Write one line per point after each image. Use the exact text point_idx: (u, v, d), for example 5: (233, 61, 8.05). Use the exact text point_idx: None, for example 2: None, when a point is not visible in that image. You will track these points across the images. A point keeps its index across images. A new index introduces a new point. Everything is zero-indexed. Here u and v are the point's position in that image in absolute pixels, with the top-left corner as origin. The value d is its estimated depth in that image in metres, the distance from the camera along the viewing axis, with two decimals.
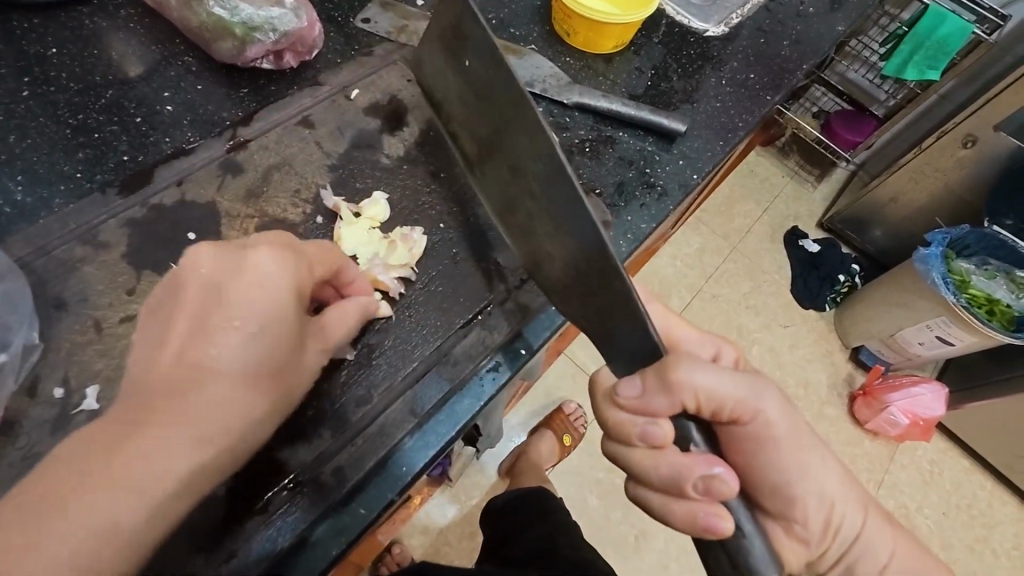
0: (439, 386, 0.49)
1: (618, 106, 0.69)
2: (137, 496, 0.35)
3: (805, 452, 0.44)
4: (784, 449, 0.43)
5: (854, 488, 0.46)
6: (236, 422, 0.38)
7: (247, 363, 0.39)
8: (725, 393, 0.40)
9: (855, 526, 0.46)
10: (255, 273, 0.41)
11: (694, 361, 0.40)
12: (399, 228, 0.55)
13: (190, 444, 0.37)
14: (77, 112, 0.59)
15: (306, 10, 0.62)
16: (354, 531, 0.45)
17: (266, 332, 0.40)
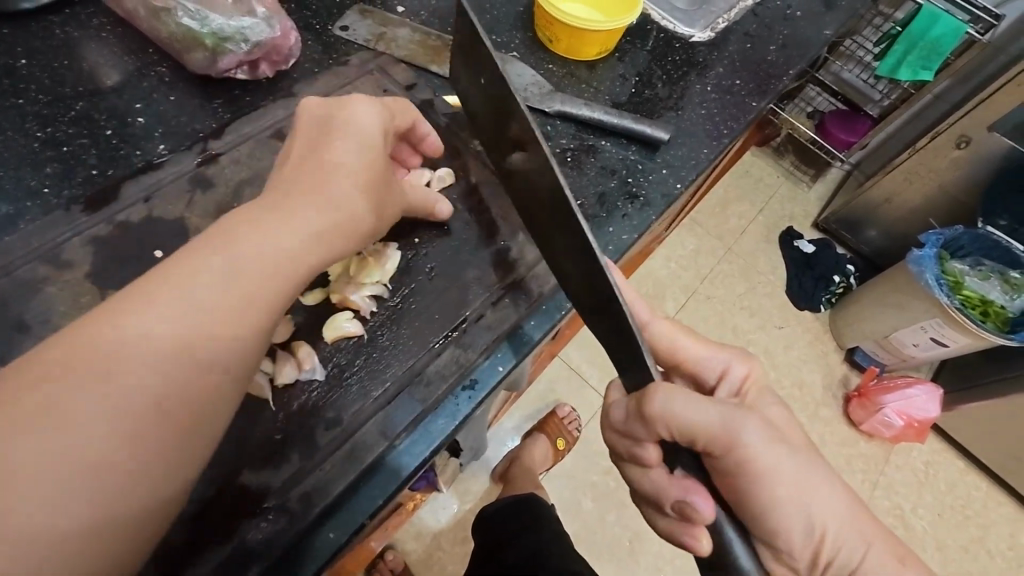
0: (411, 407, 0.48)
1: (600, 115, 0.68)
2: (181, 332, 0.36)
3: (792, 478, 0.43)
4: (767, 478, 0.43)
5: (849, 516, 0.44)
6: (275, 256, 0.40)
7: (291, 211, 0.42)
8: (701, 424, 0.42)
9: (854, 555, 0.44)
10: (356, 112, 0.47)
11: (670, 391, 0.43)
12: (371, 245, 0.54)
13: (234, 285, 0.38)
14: (47, 125, 0.58)
15: (280, 19, 0.60)
16: (322, 557, 0.45)
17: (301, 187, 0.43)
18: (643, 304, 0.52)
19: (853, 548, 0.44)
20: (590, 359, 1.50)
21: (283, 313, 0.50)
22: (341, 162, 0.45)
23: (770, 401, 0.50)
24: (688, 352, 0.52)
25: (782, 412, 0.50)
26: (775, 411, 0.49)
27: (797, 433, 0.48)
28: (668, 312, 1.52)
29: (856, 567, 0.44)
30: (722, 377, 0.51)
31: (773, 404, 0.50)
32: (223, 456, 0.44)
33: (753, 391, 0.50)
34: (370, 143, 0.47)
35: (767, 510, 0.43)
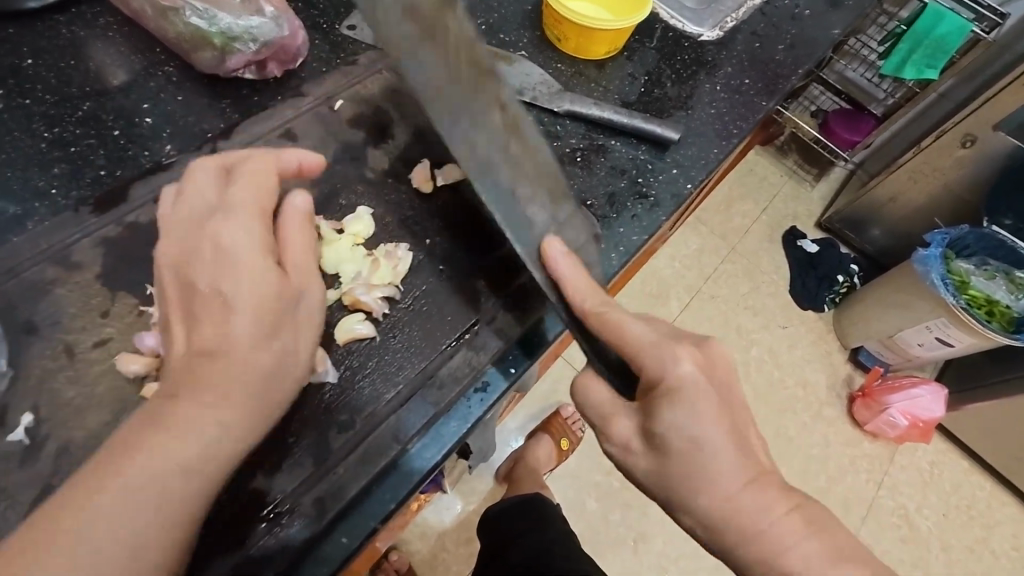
0: (424, 411, 0.48)
1: (610, 114, 0.68)
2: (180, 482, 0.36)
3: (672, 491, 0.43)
4: (653, 480, 0.44)
5: (754, 535, 0.41)
6: (260, 343, 0.40)
7: (257, 294, 0.41)
8: (589, 411, 0.48)
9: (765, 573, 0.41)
10: (221, 221, 0.42)
11: (584, 380, 0.48)
12: (383, 245, 0.54)
13: (235, 392, 0.38)
14: (54, 125, 0.57)
15: (288, 18, 0.60)
16: (335, 561, 0.44)
17: (257, 264, 0.41)
18: (585, 290, 0.48)
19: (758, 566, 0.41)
20: None
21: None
22: (234, 257, 0.41)
23: (695, 408, 0.42)
24: (628, 342, 0.45)
25: (711, 424, 0.42)
26: (711, 419, 0.42)
27: (716, 448, 0.42)
28: (672, 312, 1.52)
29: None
30: (654, 381, 0.44)
31: (699, 412, 0.42)
32: None
33: (670, 392, 0.43)
34: (256, 233, 0.43)
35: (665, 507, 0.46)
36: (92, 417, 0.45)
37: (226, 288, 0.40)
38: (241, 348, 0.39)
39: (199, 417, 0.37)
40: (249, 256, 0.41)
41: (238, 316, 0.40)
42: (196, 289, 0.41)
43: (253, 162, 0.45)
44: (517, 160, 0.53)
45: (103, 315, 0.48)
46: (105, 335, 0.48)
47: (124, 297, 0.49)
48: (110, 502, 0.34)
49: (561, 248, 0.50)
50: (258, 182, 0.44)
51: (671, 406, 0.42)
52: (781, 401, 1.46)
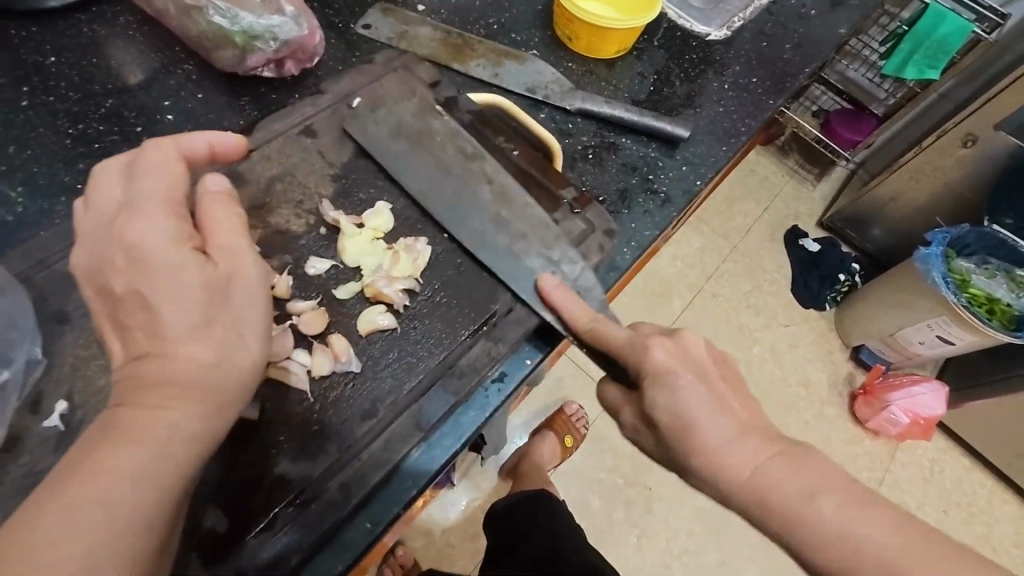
0: (445, 399, 0.49)
1: (621, 112, 0.69)
2: (144, 484, 0.34)
3: (669, 450, 0.46)
4: (658, 452, 0.48)
5: (743, 483, 0.43)
6: (199, 335, 0.38)
7: (183, 286, 0.38)
8: (601, 404, 0.52)
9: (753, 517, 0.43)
10: (126, 222, 0.39)
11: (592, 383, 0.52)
12: (403, 239, 0.55)
13: (181, 387, 0.37)
14: (78, 121, 0.59)
15: (307, 18, 0.61)
16: (359, 547, 0.45)
17: (179, 254, 0.39)
18: (568, 308, 0.51)
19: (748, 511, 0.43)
20: None
21: (318, 305, 0.51)
22: (144, 249, 0.38)
23: (677, 386, 0.45)
24: (607, 343, 0.49)
25: (695, 392, 0.45)
26: (693, 389, 0.45)
27: (701, 415, 0.44)
28: (675, 310, 1.53)
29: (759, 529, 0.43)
30: (638, 372, 0.47)
31: (684, 386, 0.45)
32: (262, 447, 0.45)
33: (653, 381, 0.46)
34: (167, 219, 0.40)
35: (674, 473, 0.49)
36: None
37: (147, 287, 0.38)
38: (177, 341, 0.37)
39: (151, 417, 0.36)
40: (168, 249, 0.39)
41: (166, 310, 0.38)
42: (119, 294, 0.39)
43: (155, 150, 0.42)
44: (505, 220, 0.55)
45: None
46: None
47: None
48: (68, 516, 0.32)
49: (553, 281, 0.52)
50: (170, 175, 0.42)
51: (654, 390, 0.45)
52: (783, 399, 1.48)
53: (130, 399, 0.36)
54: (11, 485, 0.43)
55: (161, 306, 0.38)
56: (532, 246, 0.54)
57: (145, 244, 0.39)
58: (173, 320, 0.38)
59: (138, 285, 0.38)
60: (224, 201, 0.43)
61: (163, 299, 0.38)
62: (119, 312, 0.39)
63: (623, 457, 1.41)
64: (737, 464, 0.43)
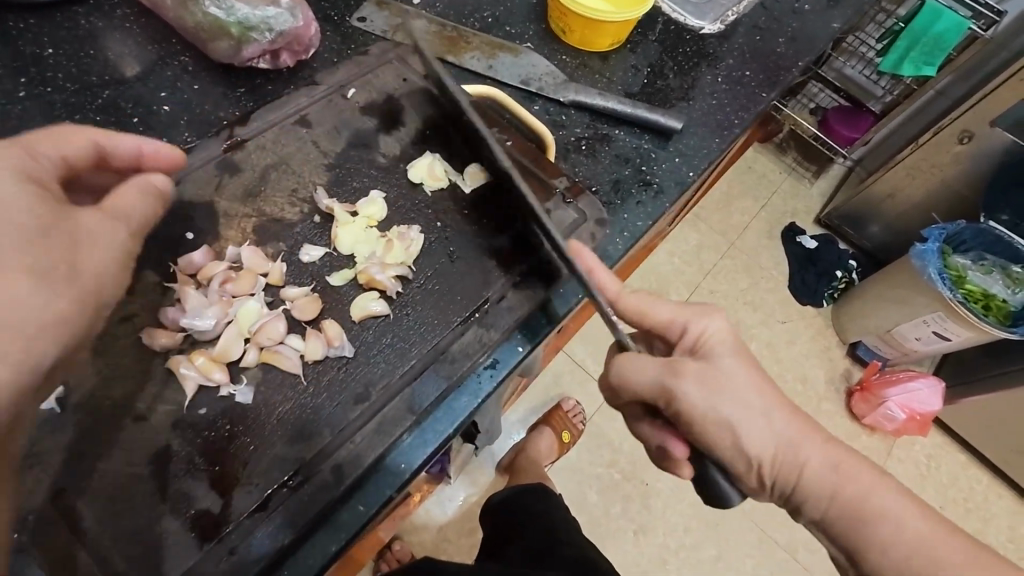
0: (437, 383, 0.49)
1: (614, 104, 0.69)
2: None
3: (733, 414, 0.47)
4: (728, 426, 0.47)
5: (789, 440, 0.48)
6: (12, 292, 0.33)
7: (6, 242, 0.34)
8: (646, 385, 0.49)
9: (794, 473, 0.48)
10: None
11: (626, 360, 0.50)
12: (396, 227, 0.55)
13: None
14: (75, 112, 0.59)
15: (302, 9, 0.61)
16: (353, 528, 0.46)
17: (12, 208, 0.35)
18: (610, 277, 0.52)
19: (794, 466, 0.47)
20: (594, 352, 1.51)
21: (311, 292, 0.52)
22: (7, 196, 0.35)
23: (731, 352, 0.49)
24: (654, 315, 0.52)
25: (741, 359, 0.49)
26: (731, 357, 0.49)
27: (750, 380, 0.49)
28: None
29: (796, 484, 0.48)
30: (697, 336, 0.50)
31: (731, 354, 0.49)
32: (256, 429, 0.46)
33: (712, 345, 0.50)
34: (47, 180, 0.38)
35: (711, 450, 0.48)
36: (117, 388, 0.46)
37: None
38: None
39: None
40: (4, 202, 0.35)
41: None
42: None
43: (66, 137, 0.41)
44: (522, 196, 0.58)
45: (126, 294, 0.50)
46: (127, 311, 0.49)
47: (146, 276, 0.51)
48: None
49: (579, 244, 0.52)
50: (51, 152, 0.40)
51: (721, 347, 0.49)
52: None
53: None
54: None
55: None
56: (546, 239, 0.56)
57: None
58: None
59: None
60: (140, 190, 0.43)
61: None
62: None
63: (621, 452, 1.41)
64: (782, 427, 0.48)
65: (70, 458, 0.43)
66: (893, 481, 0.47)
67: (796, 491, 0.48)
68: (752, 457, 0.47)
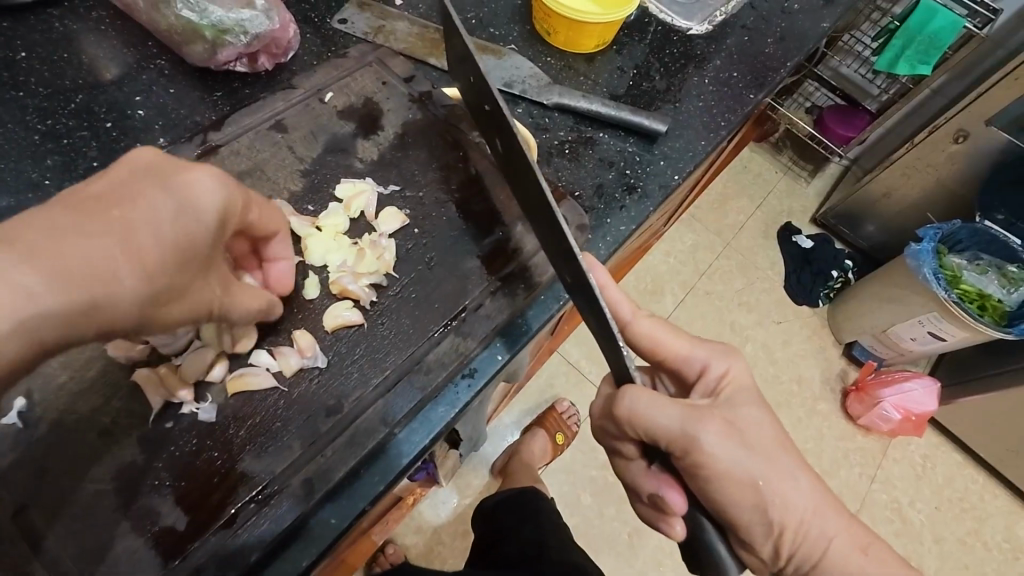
0: (411, 395, 0.48)
1: (599, 107, 0.68)
2: None
3: (759, 476, 0.46)
4: (750, 491, 0.46)
5: (813, 514, 0.47)
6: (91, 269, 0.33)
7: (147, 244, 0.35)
8: (663, 427, 0.47)
9: (816, 548, 0.47)
10: (186, 182, 0.37)
11: (639, 394, 0.48)
12: (368, 235, 0.55)
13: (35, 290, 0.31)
14: (47, 117, 0.58)
15: (278, 11, 0.60)
16: (324, 542, 0.45)
17: (179, 229, 0.36)
18: (628, 301, 0.52)
19: (817, 540, 0.47)
20: (588, 354, 1.50)
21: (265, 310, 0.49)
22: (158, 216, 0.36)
23: (749, 400, 0.50)
24: (669, 346, 0.53)
25: (760, 411, 0.49)
26: (752, 411, 0.49)
27: (774, 438, 0.48)
28: (667, 307, 1.53)
29: (816, 562, 0.48)
30: (720, 377, 0.51)
31: (751, 403, 0.49)
32: (223, 442, 0.45)
33: (731, 390, 0.50)
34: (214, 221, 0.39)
35: (726, 509, 0.47)
36: (82, 402, 0.45)
37: (138, 203, 0.35)
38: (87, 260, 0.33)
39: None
40: (182, 220, 0.37)
41: (118, 233, 0.34)
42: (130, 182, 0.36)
43: (265, 208, 0.45)
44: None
45: None
46: None
47: None
48: None
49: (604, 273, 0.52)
50: (248, 200, 0.43)
51: (744, 398, 0.50)
52: (776, 396, 1.48)
53: (5, 239, 0.31)
54: None
55: (119, 232, 0.34)
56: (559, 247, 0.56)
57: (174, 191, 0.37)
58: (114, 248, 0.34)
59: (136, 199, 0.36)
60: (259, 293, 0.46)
61: (132, 232, 0.35)
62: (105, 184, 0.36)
63: None
64: (811, 496, 0.48)
65: (34, 472, 0.42)
66: (903, 563, 0.49)
67: (814, 569, 0.48)
68: (775, 528, 0.46)
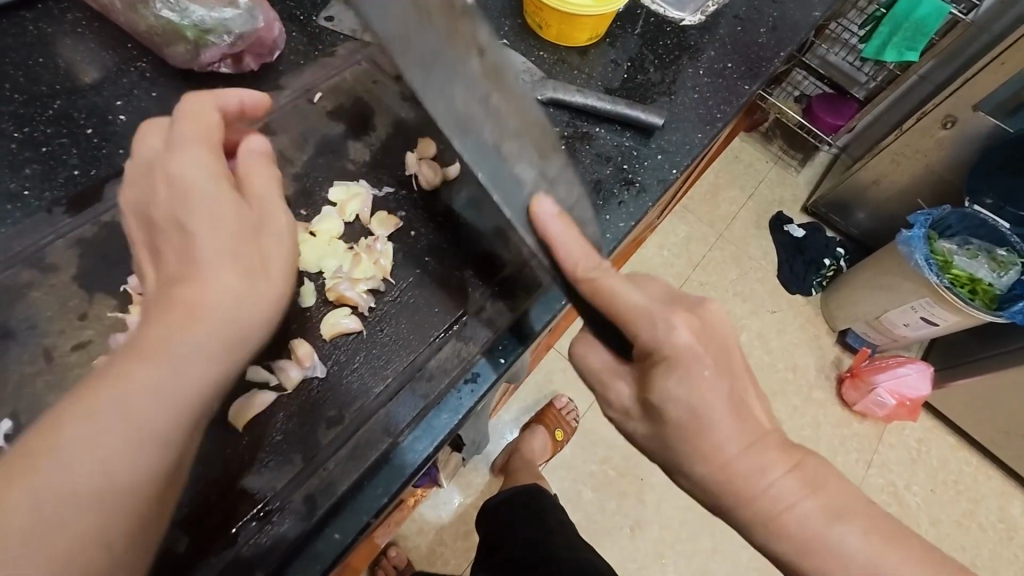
0: (413, 403, 0.47)
1: (593, 101, 0.67)
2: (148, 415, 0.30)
3: (727, 461, 0.41)
4: (653, 441, 0.45)
5: (752, 488, 0.41)
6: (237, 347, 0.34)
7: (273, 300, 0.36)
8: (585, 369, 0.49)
9: (761, 522, 0.41)
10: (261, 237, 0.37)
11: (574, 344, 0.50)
12: (364, 238, 0.54)
13: (172, 395, 0.31)
14: (23, 124, 0.56)
15: (263, 9, 0.58)
16: (328, 560, 0.43)
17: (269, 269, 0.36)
18: (560, 256, 0.47)
19: (761, 518, 0.41)
20: None
21: (312, 281, 0.52)
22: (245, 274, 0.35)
23: (698, 370, 0.41)
24: (615, 304, 0.45)
25: (712, 380, 0.41)
26: (716, 385, 0.42)
27: (718, 407, 0.41)
28: None
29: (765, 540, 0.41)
30: (658, 340, 0.43)
31: (700, 369, 0.42)
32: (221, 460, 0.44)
33: (671, 355, 0.42)
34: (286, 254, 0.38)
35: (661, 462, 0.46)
36: None
37: (264, 257, 0.36)
38: (215, 338, 0.32)
39: (119, 417, 0.29)
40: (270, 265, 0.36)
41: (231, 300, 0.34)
42: (232, 232, 0.36)
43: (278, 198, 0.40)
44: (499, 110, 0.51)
45: (83, 318, 0.49)
46: (85, 338, 0.48)
47: (103, 299, 0.50)
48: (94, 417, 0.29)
49: (549, 208, 0.48)
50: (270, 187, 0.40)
51: (688, 368, 0.42)
52: (772, 385, 1.48)
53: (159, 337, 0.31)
54: None
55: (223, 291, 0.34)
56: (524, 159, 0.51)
57: (227, 218, 0.36)
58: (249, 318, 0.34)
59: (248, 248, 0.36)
60: (264, 162, 0.41)
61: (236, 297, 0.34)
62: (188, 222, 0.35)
63: (613, 449, 1.40)
64: (797, 483, 0.41)
65: None
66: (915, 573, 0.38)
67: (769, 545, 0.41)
68: (751, 515, 0.41)
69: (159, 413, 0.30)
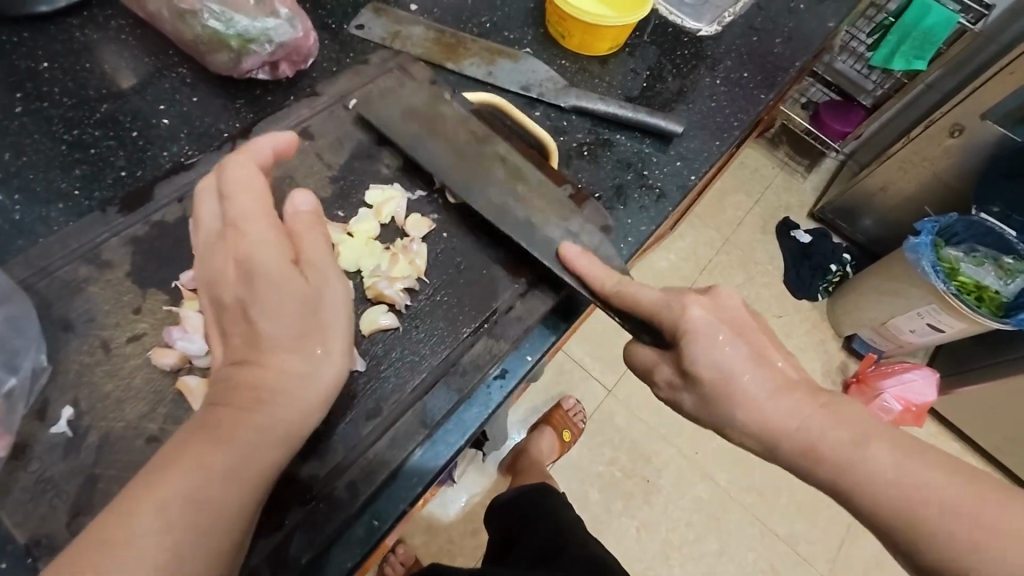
0: (448, 396, 0.50)
1: (615, 109, 0.69)
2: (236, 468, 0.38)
3: (764, 407, 0.46)
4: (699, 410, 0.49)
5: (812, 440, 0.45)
6: (296, 432, 0.42)
7: (328, 388, 0.43)
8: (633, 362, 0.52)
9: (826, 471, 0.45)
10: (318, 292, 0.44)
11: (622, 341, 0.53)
12: (399, 239, 0.56)
13: (256, 452, 0.39)
14: (73, 127, 0.58)
15: (301, 19, 0.61)
16: (366, 545, 0.46)
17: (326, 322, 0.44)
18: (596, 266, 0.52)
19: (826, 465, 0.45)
20: (593, 352, 1.51)
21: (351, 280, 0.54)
22: (303, 333, 0.43)
23: (726, 341, 0.47)
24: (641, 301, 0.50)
25: (739, 348, 0.47)
26: (738, 345, 0.47)
27: (754, 375, 0.47)
28: None
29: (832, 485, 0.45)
30: (673, 329, 0.48)
31: (729, 342, 0.47)
32: None
33: (695, 335, 0.47)
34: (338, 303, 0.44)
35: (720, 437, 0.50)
36: (133, 411, 0.48)
37: (326, 348, 0.43)
38: (287, 402, 0.41)
39: (214, 468, 0.37)
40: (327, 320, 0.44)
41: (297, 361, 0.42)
42: (300, 319, 0.43)
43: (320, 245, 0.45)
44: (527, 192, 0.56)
45: (135, 312, 0.51)
46: (137, 331, 0.51)
47: (154, 294, 0.52)
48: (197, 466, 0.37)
49: (575, 249, 0.53)
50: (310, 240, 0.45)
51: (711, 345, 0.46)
52: None
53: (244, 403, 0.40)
54: (22, 492, 0.44)
55: (290, 353, 0.42)
56: (552, 220, 0.55)
57: (282, 280, 0.43)
58: (306, 404, 0.42)
59: (313, 338, 0.43)
60: (310, 219, 0.46)
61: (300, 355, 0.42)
62: (258, 313, 0.42)
63: (621, 450, 1.41)
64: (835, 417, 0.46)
65: (89, 482, 0.45)
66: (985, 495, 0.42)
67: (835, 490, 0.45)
68: (786, 448, 0.46)
69: (235, 491, 0.38)
